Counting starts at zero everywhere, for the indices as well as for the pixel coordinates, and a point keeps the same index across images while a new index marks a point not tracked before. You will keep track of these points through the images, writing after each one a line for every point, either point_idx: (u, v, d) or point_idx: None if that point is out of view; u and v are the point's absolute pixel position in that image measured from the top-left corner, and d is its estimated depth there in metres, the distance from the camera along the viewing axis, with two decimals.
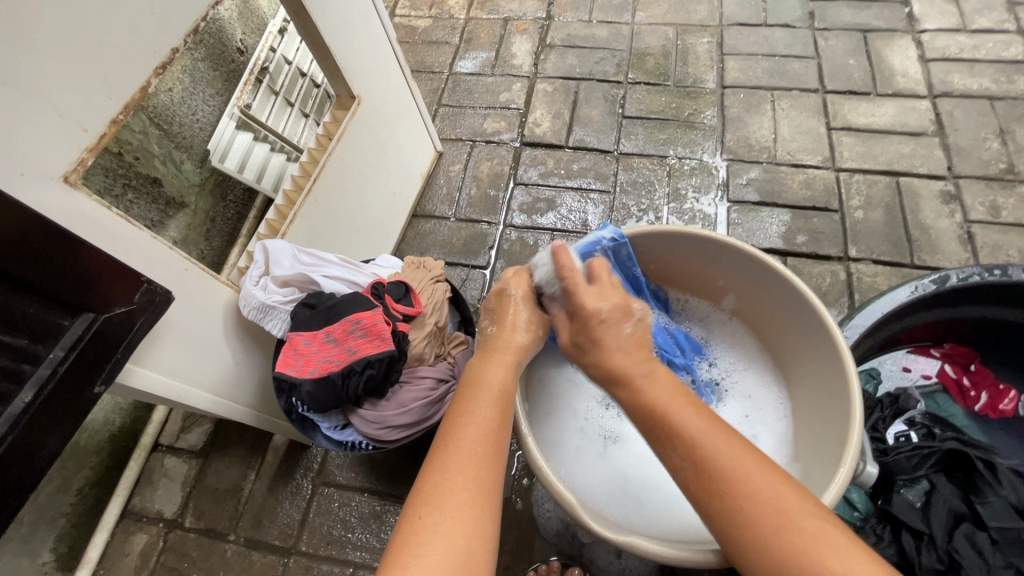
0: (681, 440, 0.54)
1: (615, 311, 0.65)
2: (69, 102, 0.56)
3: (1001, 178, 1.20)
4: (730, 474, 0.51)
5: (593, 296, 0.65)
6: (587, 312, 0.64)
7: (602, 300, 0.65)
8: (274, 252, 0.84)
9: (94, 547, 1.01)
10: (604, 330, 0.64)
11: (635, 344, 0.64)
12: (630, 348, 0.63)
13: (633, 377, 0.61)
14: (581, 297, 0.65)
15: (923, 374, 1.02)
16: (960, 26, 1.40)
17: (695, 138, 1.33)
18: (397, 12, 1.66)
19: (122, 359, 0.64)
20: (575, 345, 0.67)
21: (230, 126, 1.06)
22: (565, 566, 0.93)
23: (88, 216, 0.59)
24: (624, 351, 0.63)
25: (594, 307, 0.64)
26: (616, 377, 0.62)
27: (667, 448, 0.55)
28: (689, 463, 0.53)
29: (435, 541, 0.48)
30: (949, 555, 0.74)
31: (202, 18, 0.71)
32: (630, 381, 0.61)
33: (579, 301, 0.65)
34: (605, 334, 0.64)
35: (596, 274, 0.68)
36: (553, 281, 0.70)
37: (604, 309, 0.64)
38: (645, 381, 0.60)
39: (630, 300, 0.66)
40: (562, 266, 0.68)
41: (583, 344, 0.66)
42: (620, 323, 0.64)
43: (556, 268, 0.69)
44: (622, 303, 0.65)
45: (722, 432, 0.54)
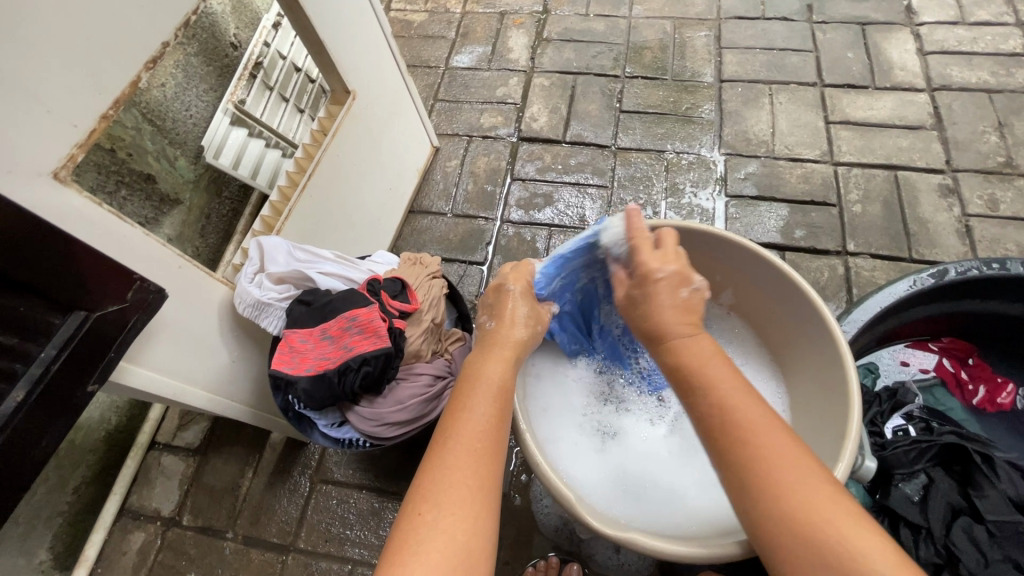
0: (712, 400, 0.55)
1: (674, 276, 0.64)
2: (58, 98, 0.56)
3: (1000, 171, 1.20)
4: (751, 435, 0.52)
5: (656, 258, 0.66)
6: (649, 270, 0.65)
7: (665, 261, 0.65)
8: (268, 248, 0.83)
9: (91, 546, 1.01)
10: (660, 287, 0.64)
11: (687, 310, 0.63)
12: (680, 310, 0.63)
13: (672, 340, 0.61)
14: (645, 257, 0.66)
15: (921, 368, 1.01)
16: (958, 19, 1.39)
17: (692, 133, 1.32)
18: (392, 7, 1.64)
19: (117, 357, 0.63)
20: (629, 298, 0.67)
21: (224, 122, 1.05)
22: (564, 562, 0.93)
23: (78, 213, 0.59)
24: (674, 313, 0.63)
25: (655, 267, 0.64)
26: (659, 334, 0.63)
27: (697, 406, 0.56)
28: (715, 421, 0.54)
29: (435, 538, 0.47)
30: (947, 548, 0.75)
31: (193, 12, 0.70)
32: (668, 343, 0.62)
33: (642, 261, 0.66)
34: (660, 292, 0.63)
35: (664, 240, 0.68)
36: (620, 241, 0.71)
37: (664, 269, 0.64)
38: (683, 342, 0.61)
39: (691, 270, 0.65)
40: (632, 228, 0.69)
41: (637, 296, 0.66)
42: (676, 287, 0.64)
43: (626, 232, 0.70)
44: (682, 269, 0.65)
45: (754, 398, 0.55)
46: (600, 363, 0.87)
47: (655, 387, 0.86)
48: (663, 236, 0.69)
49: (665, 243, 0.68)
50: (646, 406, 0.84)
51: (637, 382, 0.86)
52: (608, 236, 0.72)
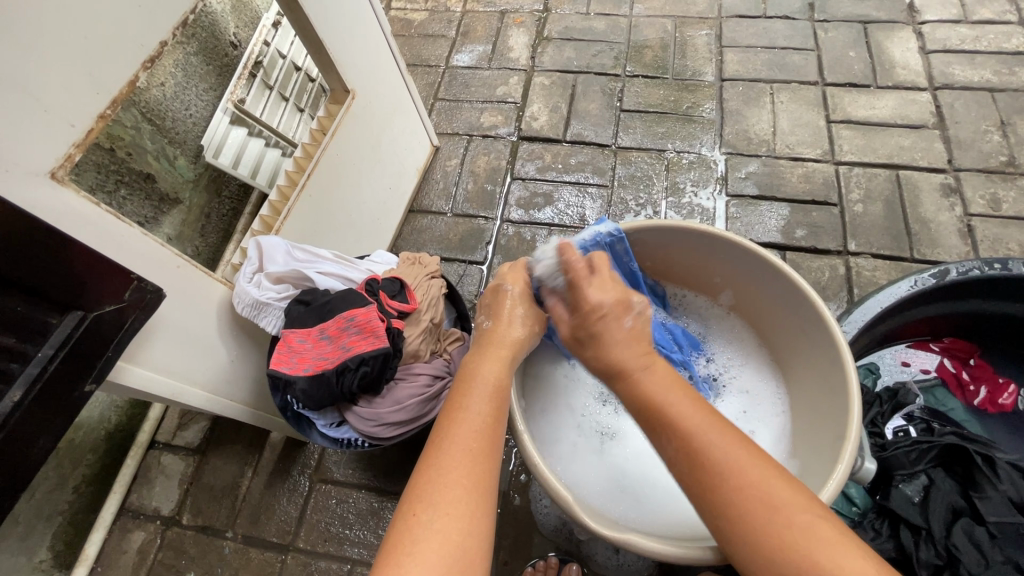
0: (680, 442, 0.54)
1: (617, 305, 0.64)
2: (55, 97, 0.56)
3: (1002, 171, 1.19)
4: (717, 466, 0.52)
5: (597, 291, 0.65)
6: (591, 305, 0.64)
7: (603, 295, 0.64)
8: (267, 248, 0.83)
9: (91, 545, 1.01)
10: (607, 324, 0.63)
11: (636, 338, 0.63)
12: (633, 341, 0.63)
13: (631, 374, 0.61)
14: (585, 291, 0.65)
15: (922, 369, 1.01)
16: (961, 17, 1.39)
17: (693, 132, 1.32)
18: (393, 6, 1.64)
19: (113, 356, 0.63)
20: (576, 335, 0.66)
21: (224, 121, 1.05)
22: (563, 562, 0.93)
23: (76, 213, 0.59)
24: (625, 346, 0.62)
25: (597, 300, 0.64)
26: (619, 370, 0.62)
27: (665, 445, 0.56)
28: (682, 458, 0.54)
29: (430, 538, 0.47)
30: (947, 550, 0.74)
31: (191, 11, 0.70)
32: (629, 379, 0.61)
33: (582, 295, 0.65)
34: (608, 329, 0.63)
35: (598, 268, 0.67)
36: (557, 274, 0.68)
37: (607, 304, 0.64)
38: (643, 376, 0.60)
39: (630, 295, 0.65)
40: (567, 259, 0.67)
41: (584, 334, 0.65)
42: (621, 316, 0.64)
43: (561, 263, 0.68)
44: (623, 296, 0.65)
45: (722, 436, 0.53)
46: None
47: None
48: (596, 261, 0.67)
49: (601, 270, 0.67)
50: None
51: None
52: (543, 270, 0.70)
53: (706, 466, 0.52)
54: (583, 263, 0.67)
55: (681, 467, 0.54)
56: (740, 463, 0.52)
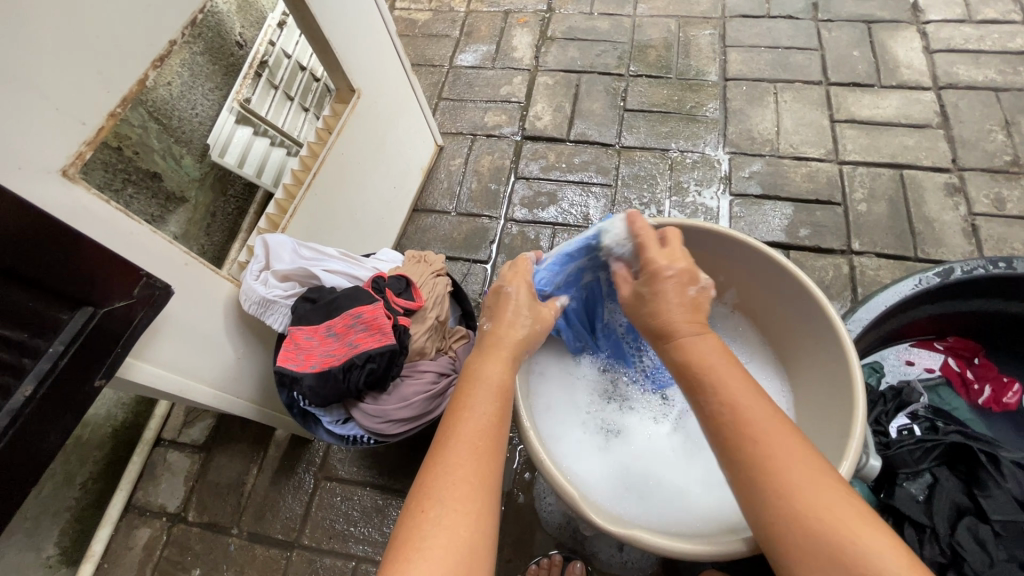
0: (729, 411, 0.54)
1: (683, 273, 0.62)
2: (66, 95, 0.56)
3: (1006, 171, 1.19)
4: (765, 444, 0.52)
5: (663, 256, 0.64)
6: (657, 269, 0.63)
7: (673, 259, 0.63)
8: (273, 246, 0.84)
9: (98, 541, 1.02)
10: (668, 286, 0.62)
11: (692, 307, 0.62)
12: (689, 308, 0.61)
13: (682, 337, 0.60)
14: (652, 254, 0.64)
15: (926, 368, 1.01)
16: (965, 17, 1.39)
17: (696, 131, 1.32)
18: (397, 6, 1.65)
19: (123, 352, 0.64)
20: (637, 296, 0.65)
21: (229, 120, 1.05)
22: (567, 560, 0.93)
23: (86, 210, 0.59)
24: (682, 310, 0.61)
25: (665, 265, 0.63)
26: (668, 332, 0.61)
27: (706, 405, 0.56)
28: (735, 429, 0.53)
29: (438, 534, 0.48)
30: (952, 548, 0.74)
31: (200, 10, 0.70)
32: (678, 341, 0.60)
33: (650, 259, 0.64)
34: (667, 291, 0.62)
35: (670, 239, 0.67)
36: (624, 241, 0.70)
37: (673, 268, 0.63)
38: (691, 339, 0.59)
39: (697, 268, 0.64)
40: (636, 227, 0.68)
41: (645, 293, 0.64)
42: (685, 285, 0.62)
43: (630, 230, 0.69)
44: (688, 266, 0.63)
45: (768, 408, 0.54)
46: (604, 360, 0.87)
47: (659, 385, 0.86)
48: (668, 234, 0.67)
49: (671, 241, 0.66)
50: (649, 404, 0.84)
51: (640, 380, 0.86)
52: (610, 236, 0.72)
53: (744, 427, 0.53)
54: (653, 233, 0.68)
55: (721, 425, 0.54)
56: (773, 426, 0.52)
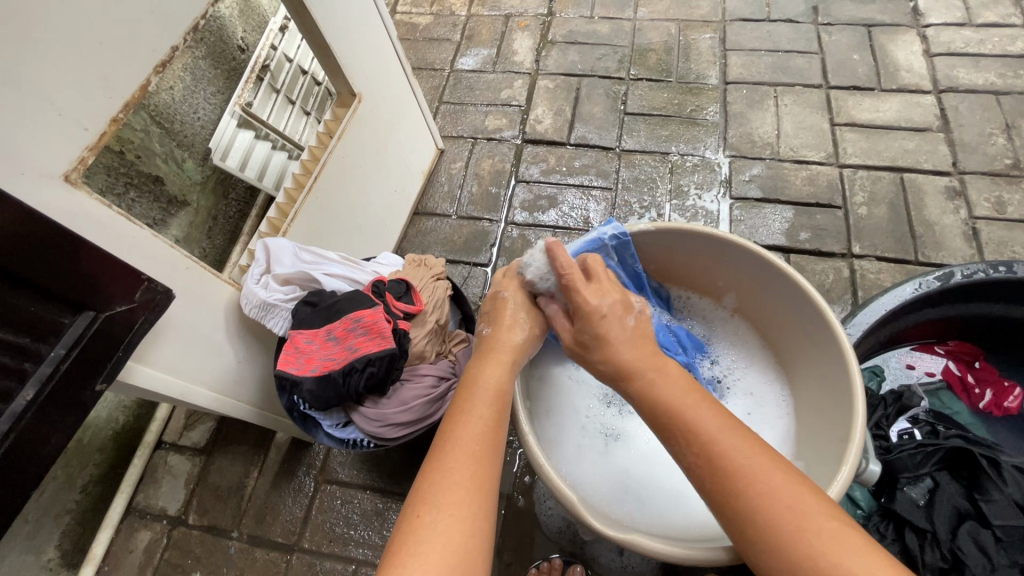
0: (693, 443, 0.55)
1: (616, 306, 0.64)
2: (69, 100, 0.56)
3: (1007, 174, 1.19)
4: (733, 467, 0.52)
5: (592, 293, 0.64)
6: (590, 308, 0.63)
7: (602, 296, 0.64)
8: (274, 250, 0.84)
9: (98, 543, 1.02)
10: (608, 324, 0.62)
11: (641, 337, 0.63)
12: (636, 340, 0.62)
13: (642, 377, 0.60)
14: (583, 293, 0.64)
15: (927, 372, 1.01)
16: (965, 20, 1.39)
17: (696, 135, 1.32)
18: (398, 10, 1.65)
19: (124, 356, 0.64)
20: (579, 342, 0.64)
21: (231, 124, 1.06)
22: (567, 564, 0.94)
23: (89, 214, 0.60)
24: (630, 345, 0.62)
25: (596, 304, 0.63)
26: (624, 372, 0.61)
27: (682, 453, 0.56)
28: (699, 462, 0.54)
29: (434, 538, 0.48)
30: (953, 553, 0.74)
31: (202, 16, 0.70)
32: (638, 381, 0.60)
33: (581, 299, 0.63)
34: (609, 330, 0.62)
35: (594, 270, 0.67)
36: (547, 276, 0.68)
37: (606, 304, 0.63)
38: (653, 379, 0.59)
39: (627, 295, 0.66)
40: (557, 262, 0.66)
41: (587, 338, 0.63)
42: (622, 315, 0.64)
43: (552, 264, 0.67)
44: (622, 297, 0.65)
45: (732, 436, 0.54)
46: None
47: None
48: (591, 266, 0.67)
49: (596, 275, 0.66)
50: None
51: None
52: (531, 271, 0.70)
53: (725, 475, 0.52)
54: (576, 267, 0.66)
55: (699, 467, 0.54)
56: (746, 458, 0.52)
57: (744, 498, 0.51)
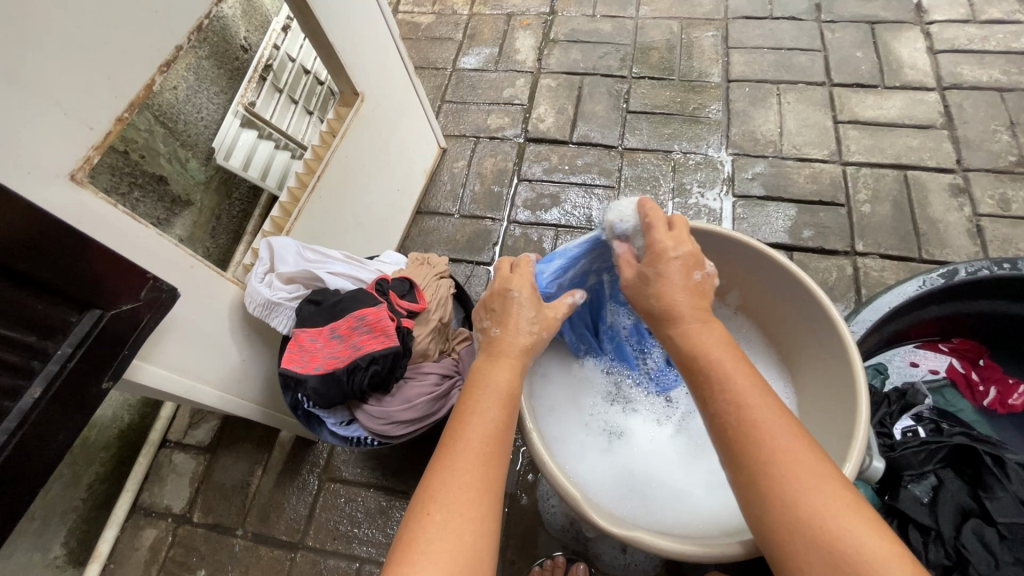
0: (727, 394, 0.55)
1: (688, 258, 0.63)
2: (74, 101, 0.57)
3: (1011, 171, 1.19)
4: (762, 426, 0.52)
5: (669, 238, 0.64)
6: (663, 251, 0.63)
7: (680, 242, 0.63)
8: (278, 249, 0.85)
9: (104, 541, 1.03)
10: (674, 270, 0.62)
11: (698, 292, 0.63)
12: (692, 293, 0.62)
13: (685, 325, 0.61)
14: (660, 236, 0.64)
15: (931, 370, 1.00)
16: (969, 17, 1.38)
17: (699, 133, 1.32)
18: (400, 9, 1.65)
19: (130, 355, 0.65)
20: (640, 277, 0.65)
21: (235, 123, 1.06)
22: (571, 561, 0.93)
23: (94, 213, 0.60)
24: (686, 296, 0.62)
25: (670, 248, 0.63)
26: (672, 315, 0.62)
27: (710, 400, 0.56)
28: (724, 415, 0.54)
29: (443, 538, 0.48)
30: (956, 551, 0.74)
31: (205, 16, 0.71)
32: (681, 330, 0.61)
33: (656, 242, 0.64)
34: (670, 279, 0.62)
35: (676, 224, 0.66)
36: (629, 219, 0.68)
37: (677, 251, 0.63)
38: (697, 328, 0.60)
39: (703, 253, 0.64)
40: (647, 210, 0.66)
41: (649, 275, 0.64)
42: (688, 270, 0.63)
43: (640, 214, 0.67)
44: (695, 251, 0.64)
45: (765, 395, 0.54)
46: (607, 363, 0.88)
47: (662, 388, 0.86)
48: (676, 219, 0.67)
49: (678, 226, 0.66)
50: (652, 407, 0.84)
51: (644, 382, 0.87)
52: (614, 215, 0.69)
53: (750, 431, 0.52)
54: (662, 217, 0.67)
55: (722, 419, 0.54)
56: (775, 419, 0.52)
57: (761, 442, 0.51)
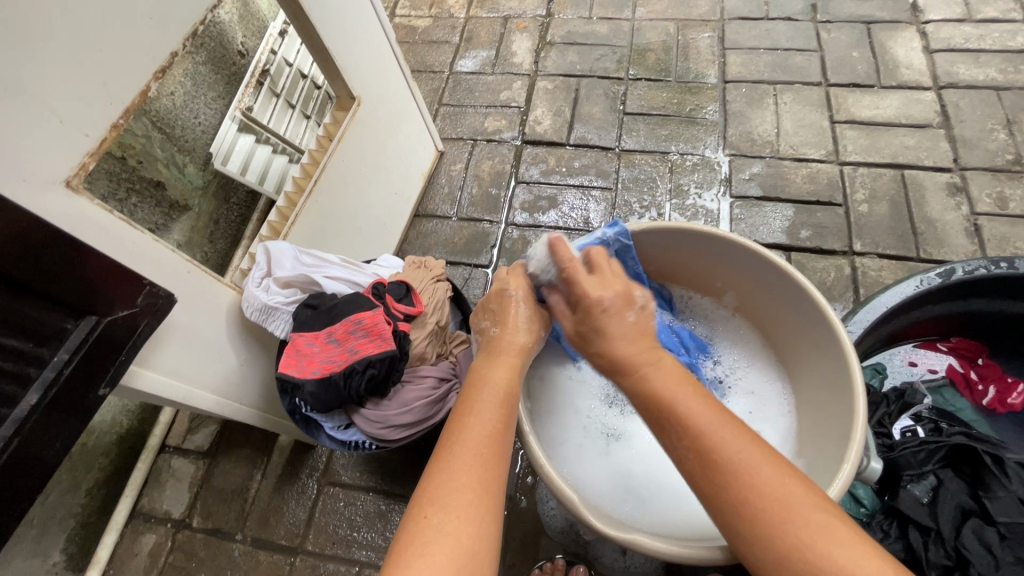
0: (686, 435, 0.54)
1: (618, 298, 0.64)
2: (70, 108, 0.57)
3: (1008, 169, 1.19)
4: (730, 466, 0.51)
5: (597, 284, 0.65)
6: (590, 300, 0.63)
7: (605, 287, 0.64)
8: (275, 253, 0.85)
9: (103, 547, 1.03)
10: (608, 317, 0.63)
11: (641, 331, 0.63)
12: (636, 334, 0.62)
13: (636, 368, 0.60)
14: (584, 284, 0.65)
15: (929, 369, 1.01)
16: (965, 16, 1.38)
17: (696, 134, 1.32)
18: (397, 13, 1.66)
19: (127, 360, 0.65)
20: (579, 332, 0.65)
21: (231, 129, 1.05)
22: (570, 564, 0.93)
23: (90, 219, 0.60)
24: (628, 340, 0.62)
25: (598, 296, 0.63)
26: (619, 363, 0.61)
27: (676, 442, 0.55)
28: (692, 459, 0.53)
29: (441, 541, 0.48)
30: (956, 551, 0.74)
31: (201, 22, 0.71)
32: (634, 374, 0.60)
33: (581, 292, 0.64)
34: (610, 324, 0.63)
35: (597, 263, 0.67)
36: (549, 268, 0.69)
37: (609, 296, 0.63)
38: (649, 369, 0.59)
39: (632, 288, 0.65)
40: (561, 256, 0.67)
41: (585, 330, 0.65)
42: (623, 311, 0.63)
43: (554, 258, 0.68)
44: (626, 289, 0.65)
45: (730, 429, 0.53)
46: None
47: None
48: (594, 257, 0.68)
49: (601, 266, 0.67)
50: None
51: None
52: (533, 263, 0.71)
53: (716, 461, 0.52)
54: (580, 260, 0.68)
55: (688, 458, 0.54)
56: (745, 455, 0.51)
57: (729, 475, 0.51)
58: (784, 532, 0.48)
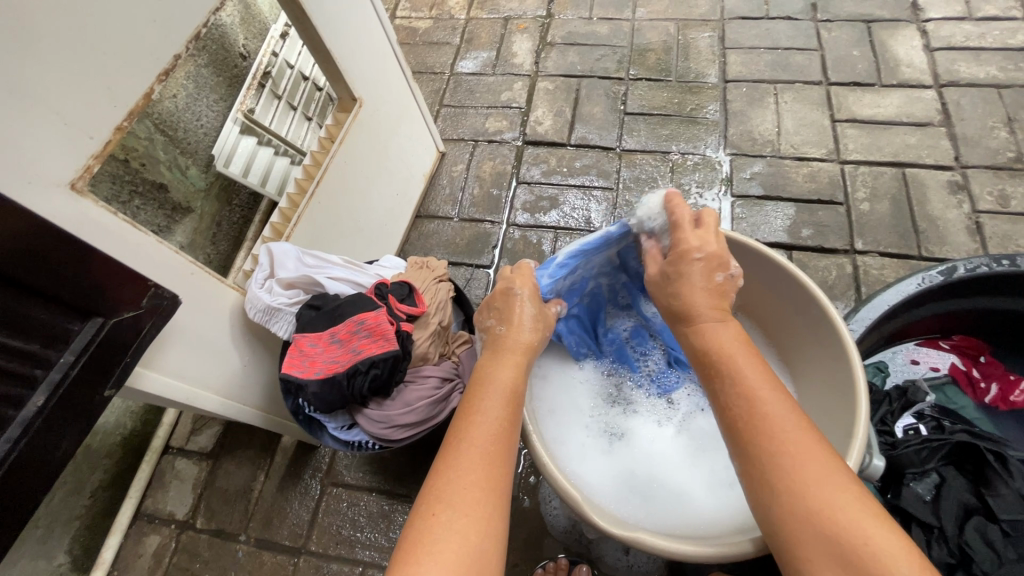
0: (737, 388, 0.55)
1: (711, 259, 0.63)
2: (74, 110, 0.57)
3: (1010, 167, 1.19)
4: (773, 426, 0.52)
5: (695, 238, 0.64)
6: (686, 251, 0.64)
7: (704, 242, 0.64)
8: (278, 255, 0.86)
9: (108, 548, 1.03)
10: (694, 270, 0.63)
11: (718, 290, 0.63)
12: (712, 293, 0.63)
13: (703, 323, 0.61)
14: (685, 235, 0.65)
15: (932, 367, 1.01)
16: (965, 14, 1.38)
17: (697, 133, 1.32)
18: (398, 14, 1.66)
19: (132, 362, 0.65)
20: (664, 278, 0.66)
21: (234, 130, 1.06)
22: (573, 564, 0.93)
23: (95, 221, 0.60)
24: (707, 297, 0.62)
25: (693, 249, 0.63)
26: (689, 315, 0.63)
27: (722, 394, 0.57)
28: (736, 413, 0.55)
29: (449, 539, 0.48)
30: (960, 548, 0.74)
31: (204, 25, 0.71)
32: (699, 329, 0.61)
33: (682, 241, 0.65)
34: (695, 279, 0.63)
35: (704, 220, 0.66)
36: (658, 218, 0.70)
37: (701, 252, 0.63)
38: (714, 326, 0.61)
39: (727, 253, 0.64)
40: (675, 208, 0.67)
41: (670, 273, 0.65)
42: (712, 271, 0.63)
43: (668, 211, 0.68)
44: (719, 252, 0.64)
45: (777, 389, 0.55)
46: (608, 365, 0.88)
47: (663, 389, 0.86)
48: (703, 215, 0.67)
49: (705, 222, 0.66)
50: (653, 408, 0.85)
51: (645, 384, 0.87)
52: (645, 213, 0.72)
53: (758, 417, 0.53)
54: (689, 215, 0.67)
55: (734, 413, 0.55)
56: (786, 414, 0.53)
57: (770, 434, 0.52)
58: (811, 497, 0.48)
